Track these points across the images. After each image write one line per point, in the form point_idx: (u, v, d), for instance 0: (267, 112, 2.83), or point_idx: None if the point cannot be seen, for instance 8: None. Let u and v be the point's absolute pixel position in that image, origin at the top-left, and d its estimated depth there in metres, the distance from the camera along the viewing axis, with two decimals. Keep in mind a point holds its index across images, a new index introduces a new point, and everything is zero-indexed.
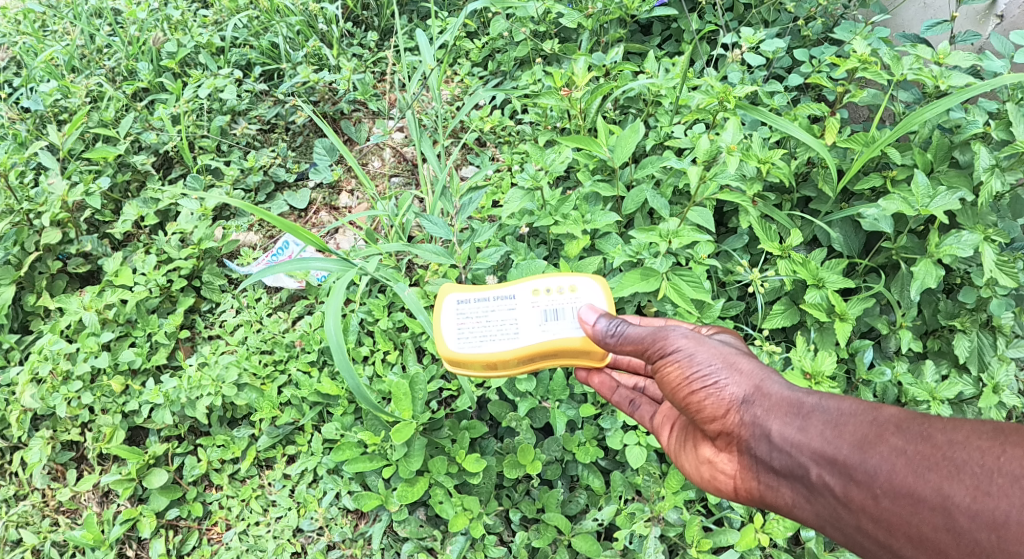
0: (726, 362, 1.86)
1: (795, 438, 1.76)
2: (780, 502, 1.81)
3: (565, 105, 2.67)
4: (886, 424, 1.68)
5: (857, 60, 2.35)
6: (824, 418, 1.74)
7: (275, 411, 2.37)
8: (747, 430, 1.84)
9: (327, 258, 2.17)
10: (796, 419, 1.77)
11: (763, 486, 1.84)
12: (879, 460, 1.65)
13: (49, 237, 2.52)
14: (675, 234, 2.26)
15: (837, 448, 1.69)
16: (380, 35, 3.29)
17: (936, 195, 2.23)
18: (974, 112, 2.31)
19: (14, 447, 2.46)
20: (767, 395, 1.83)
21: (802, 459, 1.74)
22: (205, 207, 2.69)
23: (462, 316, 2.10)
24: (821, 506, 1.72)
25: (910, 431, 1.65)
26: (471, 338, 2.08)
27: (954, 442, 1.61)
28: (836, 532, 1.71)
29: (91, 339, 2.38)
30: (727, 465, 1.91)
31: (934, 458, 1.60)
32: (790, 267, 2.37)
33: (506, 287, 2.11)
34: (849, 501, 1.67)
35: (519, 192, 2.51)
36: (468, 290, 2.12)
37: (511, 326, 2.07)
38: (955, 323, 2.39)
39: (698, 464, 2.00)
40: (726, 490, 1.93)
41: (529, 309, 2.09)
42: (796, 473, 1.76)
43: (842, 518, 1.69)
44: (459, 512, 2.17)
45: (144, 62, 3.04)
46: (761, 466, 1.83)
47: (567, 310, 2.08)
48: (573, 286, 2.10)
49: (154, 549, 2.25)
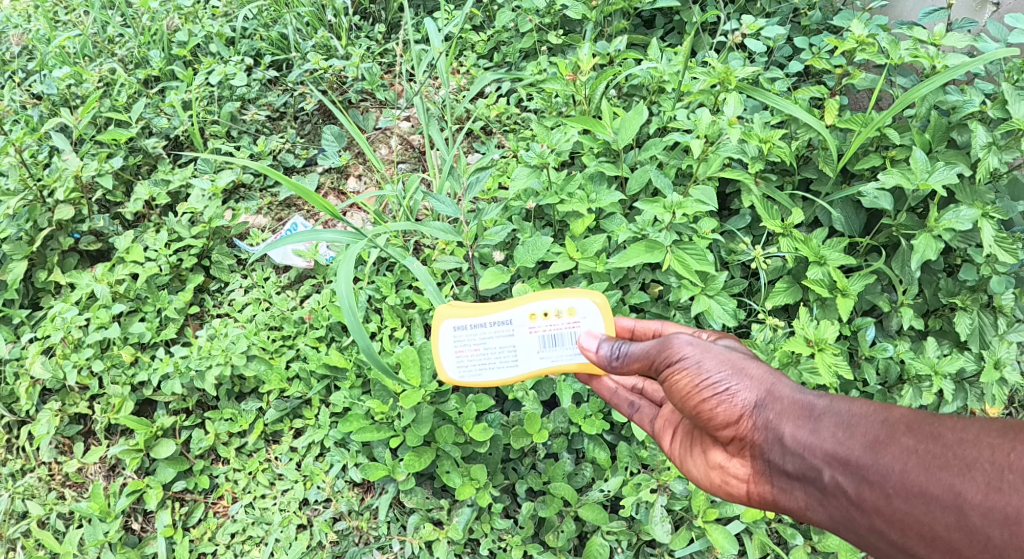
0: (735, 368, 1.78)
1: (807, 441, 1.69)
2: (793, 505, 1.74)
3: (571, 91, 2.73)
4: (897, 423, 1.61)
5: (855, 42, 2.42)
6: (835, 420, 1.67)
7: (283, 384, 2.39)
8: (759, 435, 1.76)
9: (337, 230, 2.20)
10: (808, 422, 1.70)
11: (776, 490, 1.77)
12: (891, 460, 1.58)
13: (61, 213, 2.56)
14: (679, 205, 2.31)
15: (849, 449, 1.63)
16: (388, 27, 3.36)
17: (934, 169, 2.26)
18: (971, 93, 2.36)
19: (22, 422, 2.47)
20: (778, 399, 1.75)
21: (815, 461, 1.67)
22: (216, 187, 2.72)
23: (460, 342, 2.01)
24: (834, 508, 1.65)
25: (921, 431, 1.59)
26: (471, 366, 2.01)
27: (964, 440, 1.54)
28: (849, 533, 1.65)
29: (103, 311, 2.44)
30: (739, 470, 1.84)
31: (945, 457, 1.54)
32: (792, 244, 2.39)
33: (502, 312, 1.99)
34: (862, 502, 1.60)
35: (526, 170, 2.58)
36: (462, 313, 2.01)
37: (510, 354, 1.99)
38: (955, 301, 2.40)
39: (708, 469, 1.93)
40: (739, 494, 1.86)
41: (527, 336, 1.99)
42: (808, 476, 1.69)
43: (855, 519, 1.63)
44: (466, 482, 2.18)
45: (156, 50, 3.11)
46: (773, 470, 1.75)
47: (566, 335, 1.99)
48: (572, 309, 1.98)
49: (160, 520, 2.27)
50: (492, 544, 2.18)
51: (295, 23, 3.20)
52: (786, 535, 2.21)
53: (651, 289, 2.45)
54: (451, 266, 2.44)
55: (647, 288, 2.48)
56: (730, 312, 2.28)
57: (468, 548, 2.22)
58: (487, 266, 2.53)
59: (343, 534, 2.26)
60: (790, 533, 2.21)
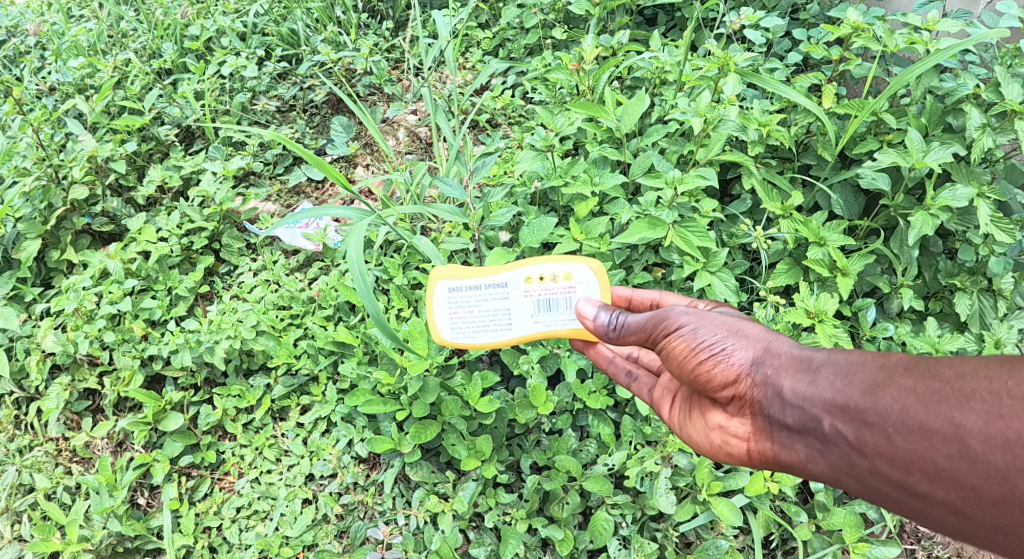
0: (732, 329, 1.81)
1: (806, 392, 1.70)
2: (794, 459, 1.75)
3: (575, 81, 2.79)
4: (894, 366, 1.63)
5: (851, 27, 2.52)
6: (834, 369, 1.69)
7: (291, 359, 2.42)
8: (758, 392, 1.78)
9: (347, 207, 2.25)
10: (806, 375, 1.72)
11: (776, 445, 1.78)
12: (890, 400, 1.59)
13: (75, 193, 2.61)
14: (681, 180, 2.39)
15: (848, 395, 1.64)
16: (396, 25, 3.44)
17: (930, 150, 2.32)
18: (966, 77, 2.44)
19: (31, 399, 2.50)
20: (776, 355, 1.78)
21: (814, 411, 1.68)
22: (227, 170, 2.77)
23: (455, 304, 2.06)
24: (836, 457, 1.67)
25: (918, 370, 1.60)
26: (465, 328, 2.06)
27: (962, 373, 1.56)
28: (853, 481, 1.66)
29: (116, 286, 2.49)
30: (740, 429, 1.86)
31: (943, 391, 1.55)
32: (792, 225, 2.43)
33: (498, 275, 2.02)
34: (863, 446, 1.61)
35: (531, 153, 2.63)
36: (458, 276, 2.05)
37: (504, 318, 2.04)
38: (955, 282, 2.44)
39: (708, 431, 1.94)
40: (740, 454, 1.87)
41: (521, 300, 2.02)
42: (808, 427, 1.70)
43: (857, 465, 1.64)
44: (471, 454, 2.20)
45: (169, 43, 3.21)
46: (773, 425, 1.77)
47: (561, 300, 2.02)
48: (568, 274, 2.01)
49: (166, 493, 2.28)
50: (497, 517, 2.18)
51: (305, 19, 3.28)
52: (790, 512, 2.22)
53: (654, 270, 2.50)
54: (456, 247, 2.47)
55: (650, 270, 2.52)
56: (732, 288, 2.34)
57: (473, 523, 2.22)
58: (492, 247, 2.58)
59: (348, 508, 2.26)
60: (795, 511, 2.22)
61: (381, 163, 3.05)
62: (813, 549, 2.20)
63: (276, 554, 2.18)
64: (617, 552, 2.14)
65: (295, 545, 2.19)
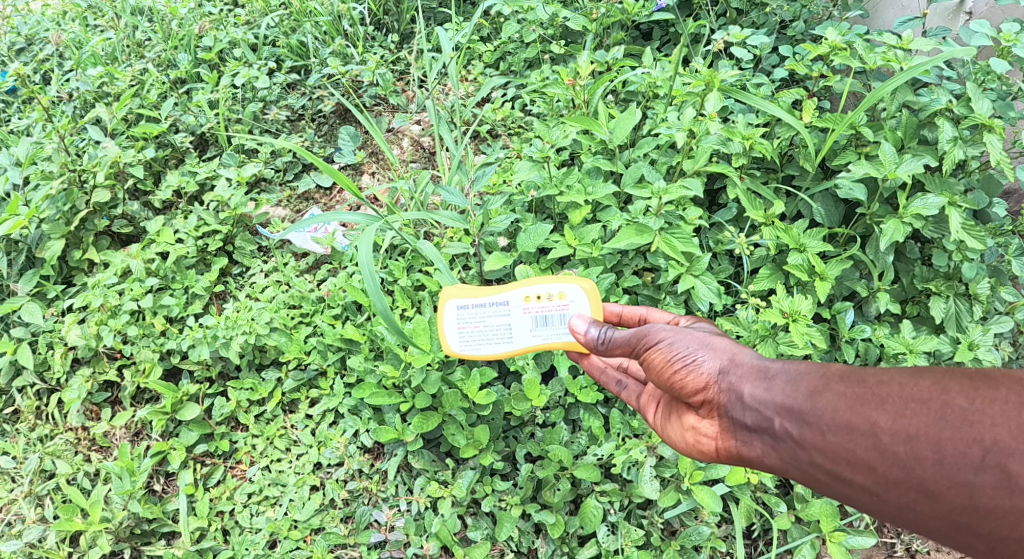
0: (704, 342, 1.97)
1: (761, 397, 1.85)
2: (752, 455, 1.90)
3: (571, 95, 2.95)
4: (831, 374, 1.79)
5: (828, 47, 2.68)
6: (786, 378, 1.84)
7: (302, 354, 2.58)
8: (723, 397, 1.93)
9: (356, 212, 2.39)
10: (762, 382, 1.87)
11: (738, 443, 1.92)
12: (825, 403, 1.75)
13: (98, 196, 2.77)
14: (666, 191, 2.55)
15: (793, 398, 1.80)
16: (401, 37, 3.61)
17: (902, 161, 2.49)
18: (939, 92, 2.58)
19: (53, 390, 2.65)
20: (739, 364, 1.93)
21: (767, 412, 1.84)
22: (241, 177, 2.93)
23: (463, 320, 2.22)
24: (784, 451, 1.82)
25: (850, 378, 1.76)
26: (471, 341, 2.22)
27: (881, 380, 1.72)
28: (798, 472, 1.81)
29: (138, 284, 2.65)
30: (709, 429, 2.01)
31: (865, 395, 1.72)
32: (773, 233, 2.59)
33: (501, 293, 2.19)
34: (804, 441, 1.77)
35: (529, 163, 2.81)
36: (465, 294, 2.21)
37: (506, 332, 2.20)
38: (930, 287, 2.59)
39: (683, 431, 2.09)
40: (709, 452, 2.02)
41: (521, 316, 2.19)
42: (763, 427, 1.85)
43: (799, 458, 1.79)
44: (469, 443, 2.35)
45: (183, 55, 3.38)
46: (735, 425, 1.91)
47: (556, 316, 2.19)
48: (562, 293, 2.18)
49: (183, 479, 2.42)
50: (493, 503, 2.33)
51: (314, 32, 3.44)
52: (771, 503, 2.37)
53: (644, 274, 2.66)
54: (457, 251, 2.66)
55: (641, 275, 2.69)
56: (714, 291, 2.50)
57: (471, 509, 2.37)
58: (492, 252, 2.73)
59: (354, 494, 2.41)
60: (775, 502, 2.36)
61: (387, 171, 3.20)
62: (792, 538, 2.35)
63: (285, 536, 2.32)
64: (605, 537, 2.29)
65: (303, 528, 2.33)
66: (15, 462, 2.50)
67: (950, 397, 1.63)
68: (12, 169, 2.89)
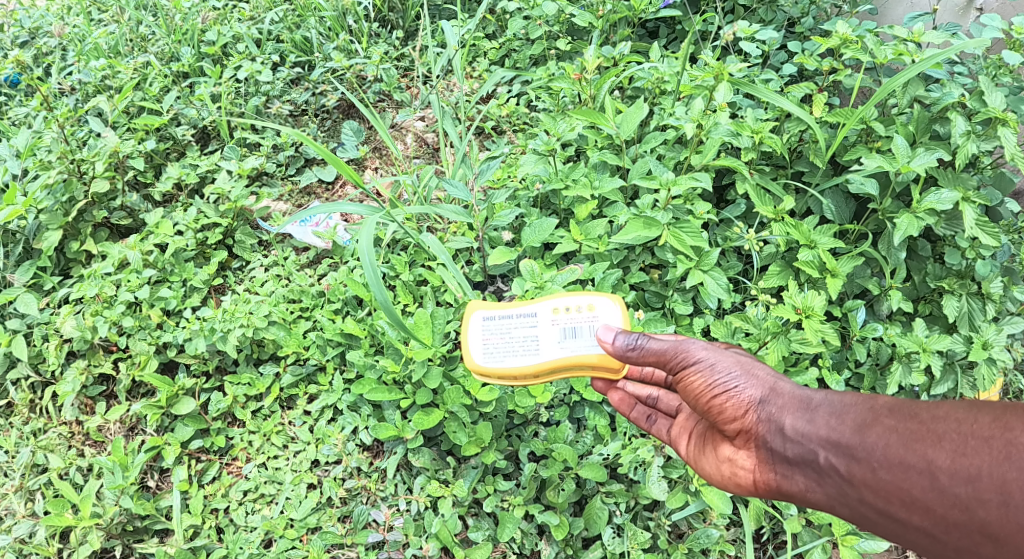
0: (744, 367, 1.93)
1: (804, 429, 1.80)
2: (794, 489, 1.85)
3: (577, 89, 2.89)
4: (881, 408, 1.73)
5: (840, 39, 2.58)
6: (829, 410, 1.79)
7: (300, 349, 2.52)
8: (762, 427, 1.89)
9: (359, 204, 2.35)
10: (805, 413, 1.82)
11: (779, 476, 1.87)
12: (875, 438, 1.69)
13: (97, 186, 2.75)
14: (674, 183, 2.47)
15: (840, 432, 1.74)
16: (404, 34, 3.57)
17: (915, 155, 2.41)
18: (952, 86, 2.55)
19: (48, 383, 2.60)
20: (781, 394, 1.88)
21: (812, 445, 1.78)
22: (243, 170, 2.92)
23: (488, 332, 2.16)
24: (830, 486, 1.76)
25: (902, 412, 1.70)
26: (496, 353, 2.14)
27: (936, 416, 1.65)
28: (845, 509, 1.75)
29: (135, 275, 2.61)
30: (746, 461, 1.95)
31: (920, 431, 1.65)
32: (783, 228, 2.53)
33: (528, 305, 2.14)
34: (853, 477, 1.71)
35: (534, 157, 2.74)
36: (492, 306, 2.17)
37: (531, 343, 2.12)
38: (943, 285, 2.50)
39: (718, 463, 2.03)
40: (747, 485, 1.96)
41: (548, 328, 2.11)
42: (806, 459, 1.80)
43: (847, 494, 1.73)
44: (471, 441, 2.28)
45: (187, 47, 3.34)
46: (776, 457, 1.86)
47: (585, 328, 2.10)
48: (591, 305, 2.11)
49: (177, 475, 2.36)
50: (495, 503, 2.26)
51: (318, 27, 3.40)
52: (780, 505, 2.28)
53: (651, 271, 2.60)
54: (462, 245, 2.62)
55: (648, 271, 2.63)
56: (723, 287, 2.45)
57: (472, 510, 2.31)
58: (495, 246, 2.70)
59: (351, 493, 2.34)
60: (785, 504, 2.28)
61: (390, 167, 3.17)
62: (802, 541, 2.27)
63: (281, 535, 2.26)
64: (611, 539, 2.22)
65: (299, 527, 2.26)
66: (8, 456, 2.45)
67: (1014, 435, 1.55)
68: (12, 160, 2.89)
